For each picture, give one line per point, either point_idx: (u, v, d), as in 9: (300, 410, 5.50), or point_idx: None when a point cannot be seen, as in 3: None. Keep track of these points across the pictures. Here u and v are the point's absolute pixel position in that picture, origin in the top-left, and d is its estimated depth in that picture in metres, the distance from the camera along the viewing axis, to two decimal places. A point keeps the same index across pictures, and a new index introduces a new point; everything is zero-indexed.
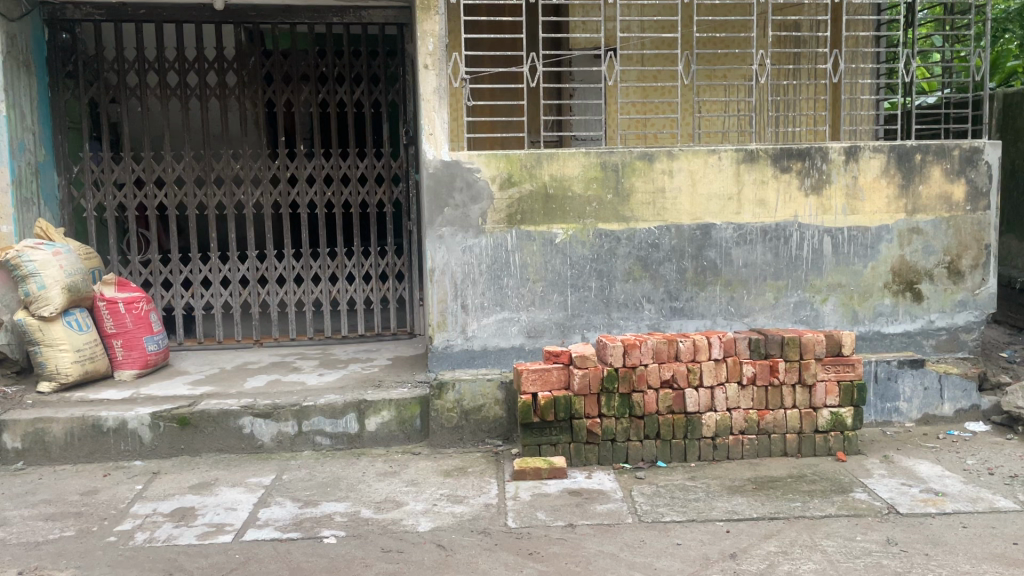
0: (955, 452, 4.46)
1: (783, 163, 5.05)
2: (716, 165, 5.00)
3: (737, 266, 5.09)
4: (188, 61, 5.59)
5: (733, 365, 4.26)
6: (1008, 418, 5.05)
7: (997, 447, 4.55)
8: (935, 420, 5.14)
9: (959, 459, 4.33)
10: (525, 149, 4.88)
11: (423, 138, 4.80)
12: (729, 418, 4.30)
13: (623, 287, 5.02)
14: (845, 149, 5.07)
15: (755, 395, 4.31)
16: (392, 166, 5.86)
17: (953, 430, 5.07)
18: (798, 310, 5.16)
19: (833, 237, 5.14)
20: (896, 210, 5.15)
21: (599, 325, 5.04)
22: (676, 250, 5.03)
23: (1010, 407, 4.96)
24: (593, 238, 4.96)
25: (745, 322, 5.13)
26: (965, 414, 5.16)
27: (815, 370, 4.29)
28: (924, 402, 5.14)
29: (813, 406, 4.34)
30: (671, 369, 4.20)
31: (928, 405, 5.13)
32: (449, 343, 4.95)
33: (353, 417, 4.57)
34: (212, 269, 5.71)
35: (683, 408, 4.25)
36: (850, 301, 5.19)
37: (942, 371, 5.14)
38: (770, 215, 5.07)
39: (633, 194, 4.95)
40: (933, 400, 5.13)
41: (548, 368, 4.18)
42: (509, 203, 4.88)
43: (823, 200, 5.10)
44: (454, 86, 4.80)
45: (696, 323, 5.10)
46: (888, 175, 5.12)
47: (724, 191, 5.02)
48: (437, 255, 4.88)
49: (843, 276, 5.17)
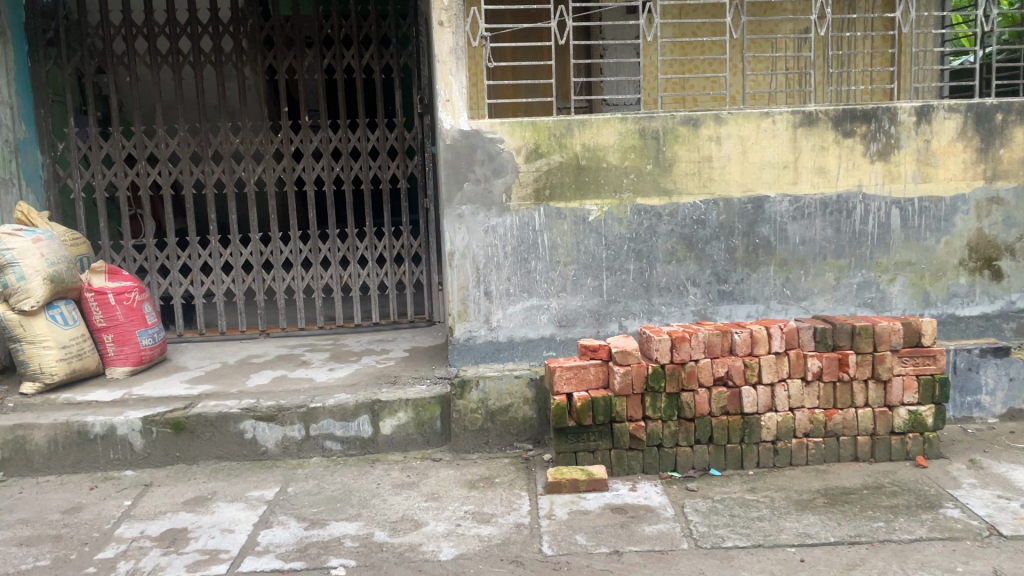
0: None
1: (845, 126, 4.46)
2: (769, 131, 4.42)
3: (793, 243, 4.52)
4: (179, 25, 5.05)
5: (796, 359, 3.74)
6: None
7: None
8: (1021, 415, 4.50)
9: None
10: (554, 116, 4.34)
11: (438, 105, 4.26)
12: (792, 420, 3.77)
13: (665, 269, 4.48)
14: (917, 109, 4.47)
15: (821, 393, 3.78)
16: (406, 137, 5.30)
17: None
18: (861, 292, 4.59)
19: (901, 209, 4.55)
20: (973, 177, 4.55)
21: (639, 313, 4.50)
22: (724, 227, 4.47)
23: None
24: (630, 214, 4.42)
25: (802, 307, 4.58)
26: None
27: (890, 364, 3.75)
28: (1008, 395, 4.49)
29: (888, 404, 3.80)
30: (725, 365, 3.69)
31: (1013, 399, 4.49)
32: (471, 335, 4.46)
33: (366, 420, 4.09)
34: (212, 254, 5.21)
35: (739, 409, 3.73)
36: (921, 281, 4.61)
37: None
38: (831, 186, 4.49)
39: (676, 164, 4.39)
40: (1019, 392, 4.48)
41: (585, 365, 3.68)
42: (537, 176, 4.34)
43: (891, 166, 4.51)
44: (473, 45, 4.24)
45: (748, 309, 4.55)
46: (964, 138, 4.52)
47: (779, 158, 4.44)
48: (456, 236, 4.37)
49: (913, 254, 4.59)
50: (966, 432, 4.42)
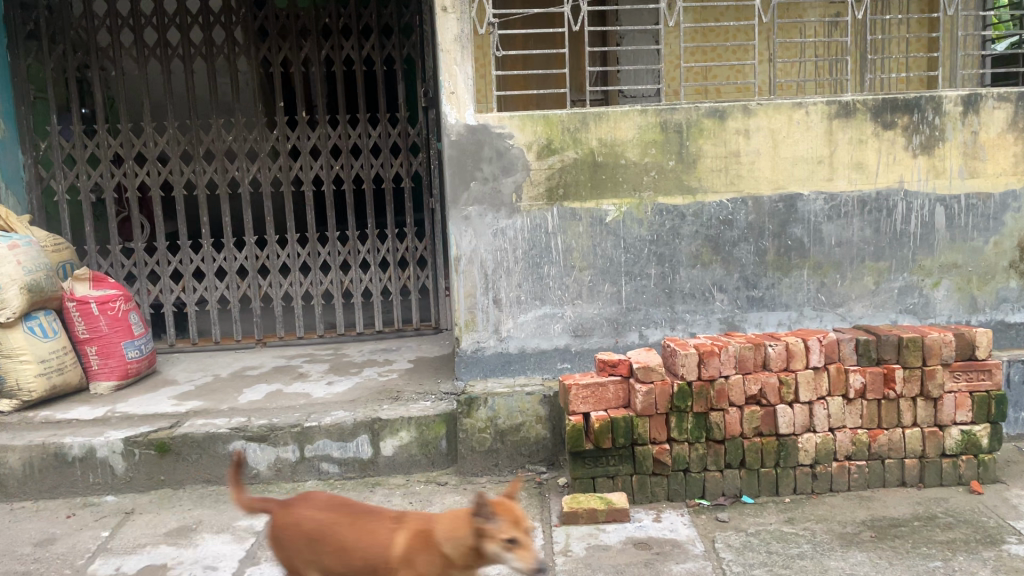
0: None
1: (885, 117, 4.10)
2: (802, 123, 4.06)
3: (828, 245, 4.16)
4: (167, 15, 4.74)
5: (836, 374, 3.39)
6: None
7: None
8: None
9: None
10: (568, 109, 4.00)
11: (442, 97, 3.93)
12: (832, 441, 3.42)
13: (688, 274, 4.13)
14: (964, 98, 4.10)
15: (864, 412, 3.43)
16: (409, 133, 4.97)
17: None
18: (902, 297, 4.23)
19: (946, 207, 4.18)
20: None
21: (661, 321, 4.16)
22: (753, 228, 4.11)
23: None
24: (651, 214, 4.07)
25: (838, 314, 4.22)
26: None
27: (941, 380, 3.40)
28: None
29: (938, 424, 3.45)
30: (758, 382, 3.35)
31: None
32: (478, 347, 4.13)
33: (366, 440, 3.78)
34: (204, 258, 4.90)
35: (774, 430, 3.39)
36: (967, 285, 4.25)
37: None
38: (870, 182, 4.13)
39: (701, 160, 4.04)
40: None
41: (603, 383, 3.35)
42: (549, 174, 4.00)
43: (935, 161, 4.14)
44: (480, 33, 3.90)
45: (779, 316, 4.20)
46: (1015, 130, 4.14)
47: (813, 153, 4.09)
48: (462, 240, 4.04)
49: (959, 256, 4.22)
50: (1021, 450, 4.06)
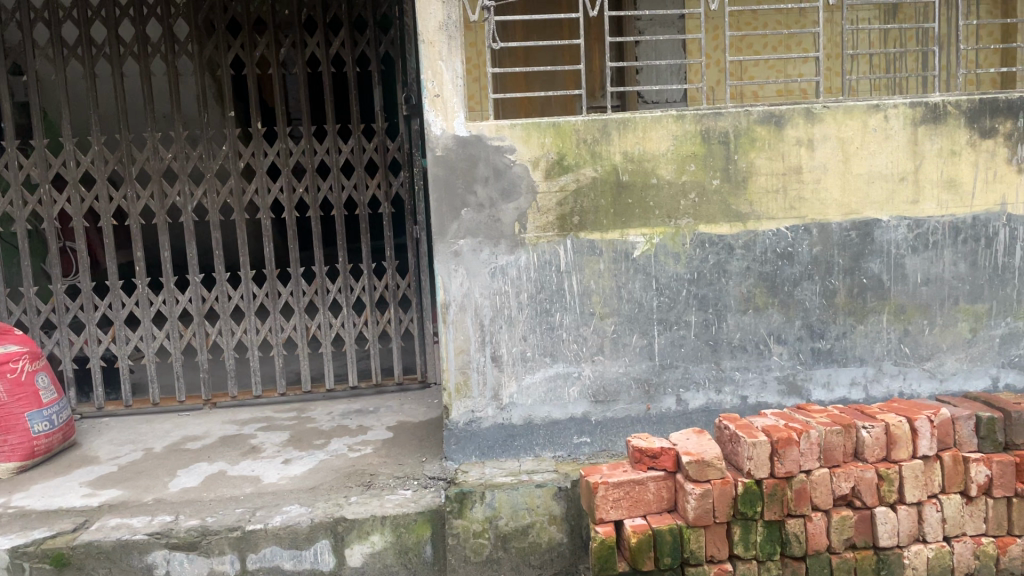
0: None
1: (983, 123, 3.22)
2: (880, 130, 3.19)
3: (913, 283, 3.29)
4: (90, 6, 3.87)
5: (954, 465, 2.52)
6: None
7: None
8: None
9: None
10: (584, 116, 3.14)
11: (424, 102, 3.07)
12: (949, 556, 2.54)
13: (737, 322, 3.27)
14: None
15: (990, 515, 2.56)
16: (388, 148, 4.10)
17: None
18: (1005, 348, 3.35)
19: None
20: None
21: (705, 381, 3.29)
22: (819, 263, 3.25)
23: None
24: (690, 247, 3.21)
25: (926, 370, 3.35)
26: None
27: None
28: None
29: None
30: (850, 478, 2.48)
31: None
32: (473, 418, 3.25)
33: (327, 547, 2.89)
34: (139, 301, 4.01)
35: (872, 542, 2.52)
36: None
37: None
38: (965, 205, 3.26)
39: (753, 178, 3.19)
40: None
41: (641, 481, 2.48)
42: (562, 197, 3.14)
43: None
44: (472, 20, 3.03)
45: (852, 373, 3.32)
46: None
47: (893, 168, 3.22)
48: (451, 283, 3.16)
49: None
50: None
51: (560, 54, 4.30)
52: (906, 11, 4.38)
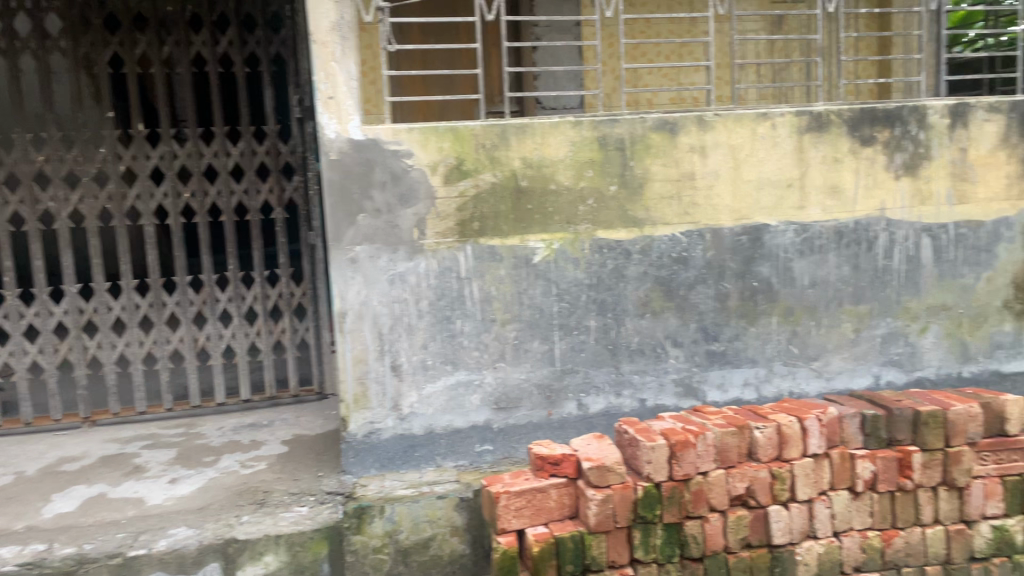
0: None
1: (863, 131, 3.35)
2: (768, 137, 3.29)
3: (800, 286, 3.40)
4: None
5: (841, 462, 2.61)
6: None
7: None
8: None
9: None
10: (482, 121, 3.11)
11: (317, 104, 2.96)
12: (838, 550, 2.63)
13: (636, 325, 3.30)
14: (951, 108, 3.37)
15: (876, 509, 2.65)
16: (280, 151, 3.96)
17: None
18: (886, 347, 3.49)
19: (934, 238, 3.44)
20: (1019, 196, 3.47)
21: (605, 386, 3.31)
22: (712, 267, 3.32)
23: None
24: (589, 252, 3.22)
25: (814, 370, 3.46)
26: None
27: (968, 464, 2.66)
28: None
29: (964, 519, 2.70)
30: (745, 478, 2.53)
31: None
32: (372, 430, 3.14)
33: (216, 570, 2.74)
34: (9, 314, 3.74)
35: (765, 540, 2.58)
36: (958, 330, 3.51)
37: None
38: (847, 210, 3.39)
39: (649, 184, 3.23)
40: None
41: (543, 488, 2.46)
42: (461, 203, 3.10)
43: (921, 183, 3.41)
44: (366, 21, 2.96)
45: (744, 374, 3.41)
46: (1007, 146, 3.42)
47: (781, 175, 3.32)
48: (348, 291, 3.06)
49: (950, 296, 3.48)
50: None
51: (458, 57, 4.25)
52: (791, 23, 4.54)
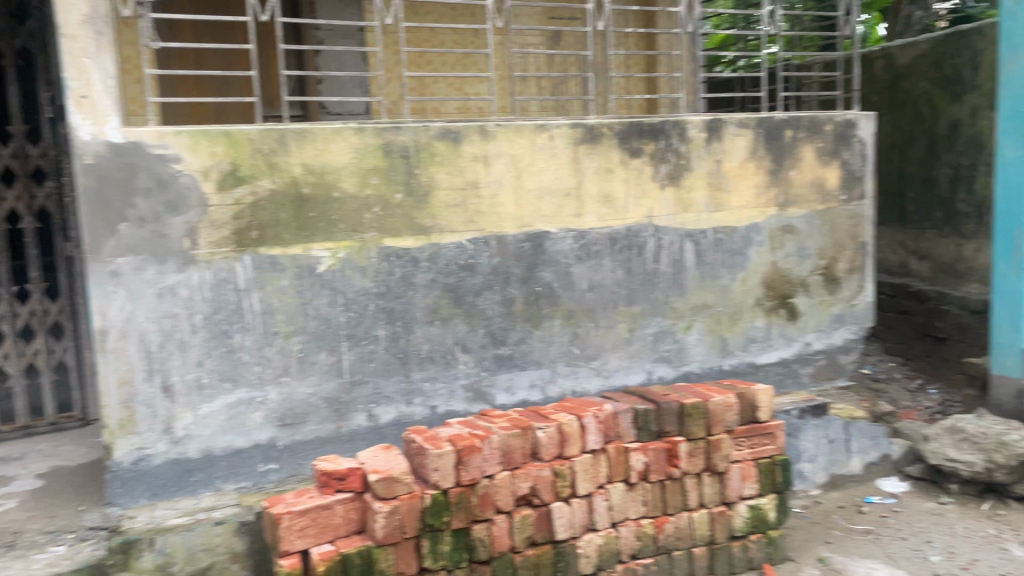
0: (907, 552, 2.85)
1: (631, 143, 3.56)
2: (546, 148, 3.42)
3: (579, 290, 3.55)
4: None
5: (616, 456, 2.75)
6: (931, 469, 3.31)
7: (943, 521, 3.04)
8: (844, 482, 3.40)
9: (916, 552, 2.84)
10: (259, 125, 2.98)
11: (68, 102, 2.69)
12: (616, 540, 2.76)
13: (425, 332, 3.30)
14: (707, 123, 3.65)
15: (649, 498, 2.82)
16: (27, 154, 3.56)
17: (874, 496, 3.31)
18: (657, 344, 3.72)
19: (695, 242, 3.72)
20: (766, 204, 3.81)
21: (395, 395, 3.27)
22: (498, 273, 3.39)
23: (938, 461, 3.18)
24: (376, 260, 3.18)
25: (593, 369, 3.63)
26: (876, 469, 3.45)
27: (727, 450, 2.87)
28: (831, 459, 3.39)
29: (725, 501, 2.90)
30: (529, 478, 2.60)
31: (835, 463, 3.40)
32: (142, 456, 2.90)
33: None
34: None
35: (549, 536, 2.66)
36: (718, 326, 3.81)
37: (846, 415, 3.42)
38: (620, 217, 3.58)
39: (434, 192, 3.24)
40: (840, 455, 3.39)
41: (329, 505, 2.39)
42: (238, 211, 2.94)
43: (683, 193, 3.67)
44: (124, 15, 2.73)
45: (531, 376, 3.51)
46: (756, 158, 3.75)
47: (559, 184, 3.46)
48: (109, 306, 2.79)
49: (710, 295, 3.78)
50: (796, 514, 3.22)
51: (235, 58, 4.09)
52: (567, 39, 4.76)
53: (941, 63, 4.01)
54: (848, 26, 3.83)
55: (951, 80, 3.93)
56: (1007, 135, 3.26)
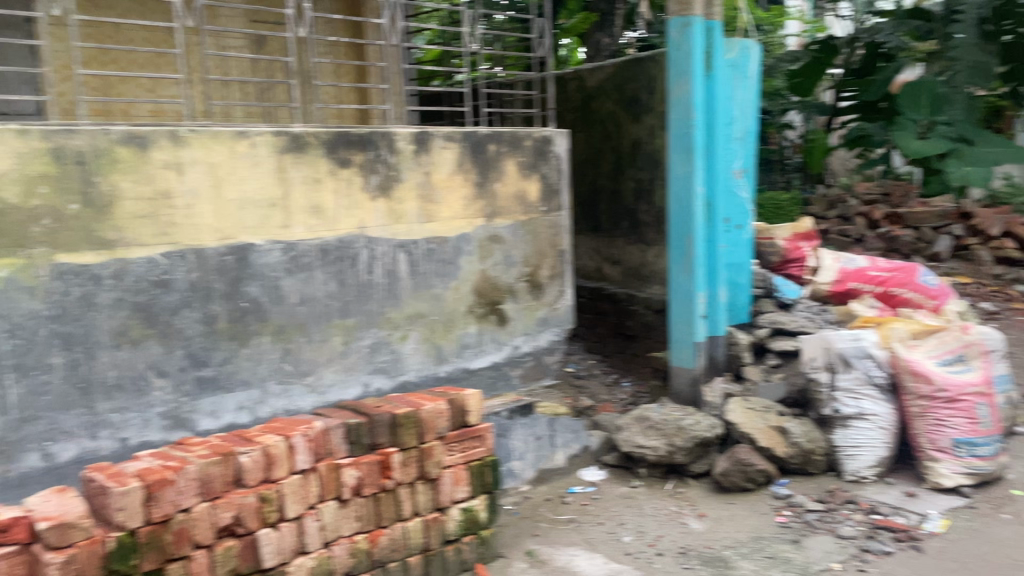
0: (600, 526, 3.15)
1: (339, 154, 3.28)
2: (248, 156, 3.02)
3: (290, 304, 3.20)
4: None
5: (328, 474, 2.67)
6: (624, 457, 3.58)
7: (635, 503, 3.31)
8: (551, 476, 3.53)
9: (612, 536, 3.07)
10: None
11: None
12: (329, 560, 2.67)
13: (111, 359, 2.77)
14: (415, 136, 3.51)
15: (362, 512, 2.77)
16: None
17: (575, 488, 3.48)
18: (374, 356, 3.49)
19: (408, 253, 3.55)
20: (474, 214, 3.78)
21: (76, 430, 2.72)
22: (197, 290, 2.93)
23: (629, 448, 3.47)
24: (47, 278, 2.60)
25: (307, 386, 3.30)
26: (578, 461, 3.62)
27: (439, 457, 2.91)
28: (538, 456, 3.50)
29: (438, 507, 2.94)
30: (232, 507, 2.45)
31: (542, 459, 3.51)
32: None
33: None
34: None
35: (256, 565, 2.51)
36: (432, 335, 3.69)
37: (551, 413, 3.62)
38: (329, 228, 3.27)
39: (117, 202, 2.73)
40: (546, 451, 3.52)
41: None
42: None
43: (394, 204, 3.48)
44: None
45: (238, 398, 3.09)
46: (462, 171, 3.70)
47: (262, 193, 3.07)
48: None
49: (423, 305, 3.64)
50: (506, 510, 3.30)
51: None
52: (272, 44, 4.59)
53: (622, 86, 4.35)
54: (542, 48, 4.06)
55: (630, 102, 4.28)
56: (676, 153, 3.66)
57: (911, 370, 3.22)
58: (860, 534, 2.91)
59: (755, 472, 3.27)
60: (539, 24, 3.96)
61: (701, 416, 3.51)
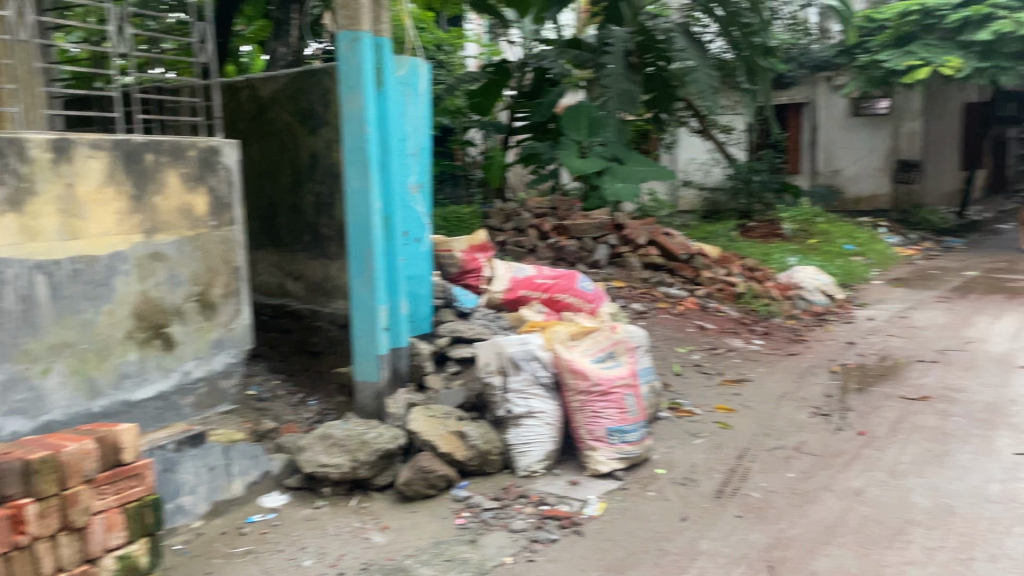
0: (282, 556, 3.00)
1: None
2: None
3: None
4: None
5: None
6: (306, 477, 3.47)
7: (318, 525, 3.21)
8: (227, 507, 3.33)
9: (294, 562, 2.95)
10: None
11: None
12: None
13: None
14: (52, 141, 3.00)
15: None
16: None
17: (254, 516, 3.32)
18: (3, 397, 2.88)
19: (48, 275, 3.02)
20: (129, 231, 3.35)
21: None
22: None
23: (311, 468, 3.35)
24: None
25: None
26: (257, 488, 3.46)
27: (87, 502, 2.56)
28: (212, 487, 3.29)
29: (88, 558, 2.58)
30: None
31: (217, 490, 3.30)
32: None
33: None
34: None
35: None
36: (82, 366, 3.18)
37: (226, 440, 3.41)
38: None
39: None
40: (221, 481, 3.31)
41: None
42: None
43: (28, 220, 2.93)
44: None
45: None
46: (114, 182, 3.27)
47: None
48: None
49: (69, 333, 3.12)
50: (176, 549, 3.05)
51: None
52: None
53: (296, 98, 4.24)
54: (204, 52, 3.83)
55: (306, 114, 4.19)
56: (351, 166, 3.63)
57: (570, 368, 3.52)
58: (530, 526, 3.10)
59: (436, 479, 3.34)
60: (200, 27, 3.75)
61: (384, 428, 3.50)
